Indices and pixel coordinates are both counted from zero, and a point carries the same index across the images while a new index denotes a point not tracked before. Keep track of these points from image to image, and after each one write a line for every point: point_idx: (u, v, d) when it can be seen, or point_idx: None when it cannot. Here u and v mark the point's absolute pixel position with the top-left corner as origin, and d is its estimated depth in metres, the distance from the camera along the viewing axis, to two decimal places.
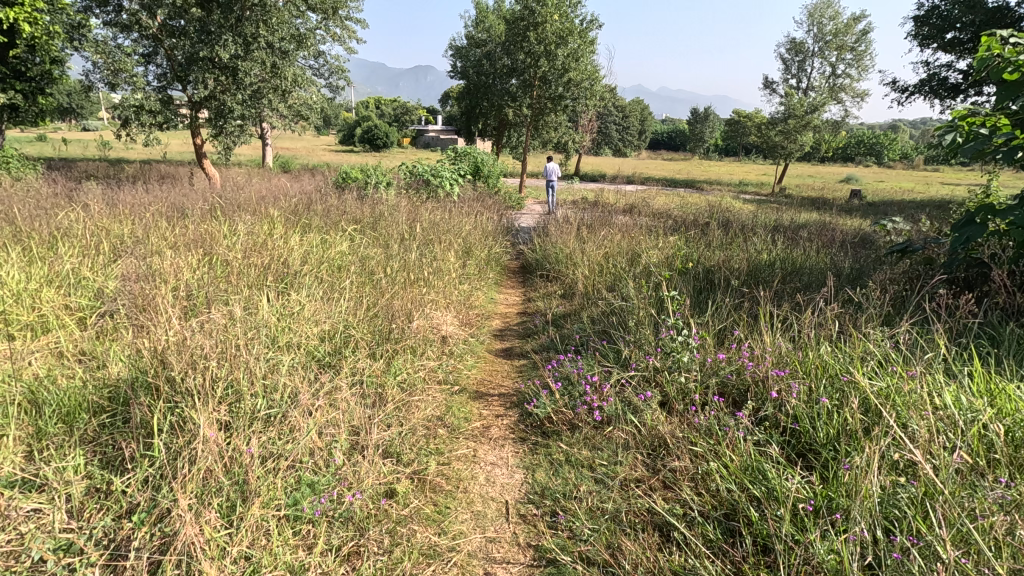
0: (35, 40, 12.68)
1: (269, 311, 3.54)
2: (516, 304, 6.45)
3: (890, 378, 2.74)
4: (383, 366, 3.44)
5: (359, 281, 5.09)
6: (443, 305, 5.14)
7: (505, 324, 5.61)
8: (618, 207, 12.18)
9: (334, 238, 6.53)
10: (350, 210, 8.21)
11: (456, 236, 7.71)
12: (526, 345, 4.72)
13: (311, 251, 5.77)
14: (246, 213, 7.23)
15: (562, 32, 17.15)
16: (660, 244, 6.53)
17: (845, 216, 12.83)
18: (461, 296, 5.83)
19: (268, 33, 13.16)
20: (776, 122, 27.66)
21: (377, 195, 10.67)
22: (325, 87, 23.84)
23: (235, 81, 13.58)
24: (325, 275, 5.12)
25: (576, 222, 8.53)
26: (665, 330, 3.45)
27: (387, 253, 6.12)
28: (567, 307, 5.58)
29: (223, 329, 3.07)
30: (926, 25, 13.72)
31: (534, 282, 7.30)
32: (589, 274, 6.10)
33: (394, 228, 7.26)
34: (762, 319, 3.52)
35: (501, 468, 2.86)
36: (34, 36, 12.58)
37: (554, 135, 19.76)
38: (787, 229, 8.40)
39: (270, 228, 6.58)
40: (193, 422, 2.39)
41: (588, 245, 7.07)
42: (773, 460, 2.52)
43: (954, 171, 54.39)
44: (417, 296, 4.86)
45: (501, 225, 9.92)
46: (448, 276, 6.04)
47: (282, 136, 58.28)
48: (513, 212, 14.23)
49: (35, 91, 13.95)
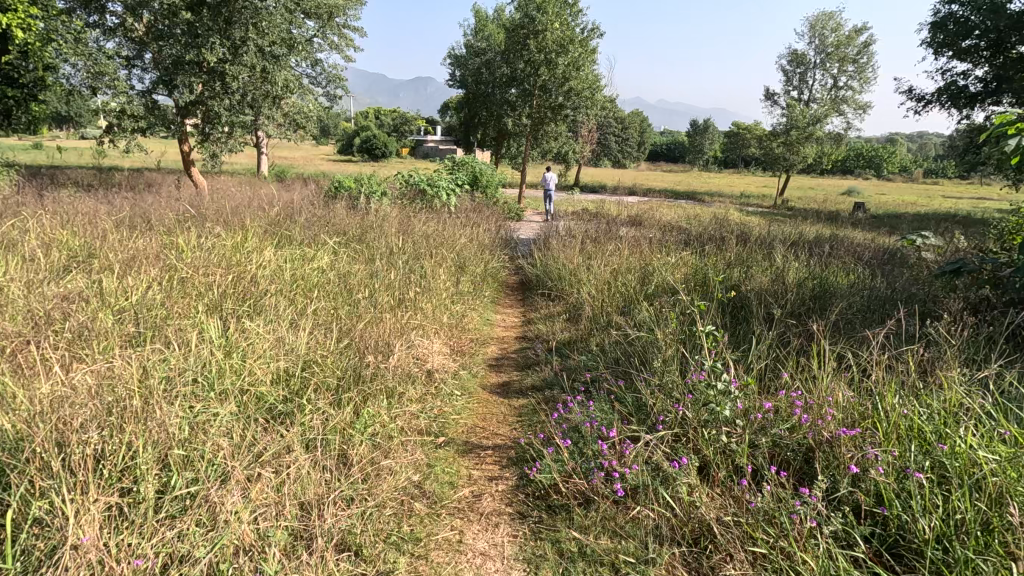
0: (30, 46, 11.94)
1: (209, 350, 2.86)
2: (514, 327, 5.80)
3: (1002, 446, 2.11)
4: (350, 416, 2.79)
5: (333, 304, 4.44)
6: (430, 330, 4.49)
7: (502, 350, 4.96)
8: (622, 219, 11.60)
9: (314, 252, 5.90)
10: (338, 221, 7.62)
11: (450, 250, 7.07)
12: (527, 380, 4.05)
13: (284, 267, 5.14)
14: (220, 224, 6.61)
15: (562, 40, 16.66)
16: (674, 261, 5.90)
17: (858, 230, 12.33)
18: (453, 319, 5.20)
19: (257, 37, 12.60)
20: (778, 134, 27.20)
21: (369, 206, 10.08)
22: (322, 95, 23.37)
23: (223, 86, 13.07)
24: (295, 296, 4.46)
25: (580, 235, 7.93)
26: (698, 373, 2.82)
27: (372, 269, 5.49)
28: (571, 332, 4.93)
29: (138, 378, 2.40)
30: (940, 31, 13.25)
31: (535, 301, 6.66)
32: (596, 295, 5.47)
33: (381, 241, 6.65)
34: (816, 360, 2.89)
35: (495, 562, 2.20)
36: (28, 42, 11.87)
37: (554, 144, 19.14)
38: (807, 244, 7.81)
39: (243, 241, 5.95)
40: (63, 520, 1.73)
41: (594, 262, 6.45)
42: (859, 567, 1.87)
43: (955, 185, 54.02)
44: (401, 323, 4.21)
45: (500, 238, 9.32)
46: (440, 296, 5.41)
47: (281, 145, 57.93)
48: (512, 223, 13.64)
49: (27, 99, 13.38)
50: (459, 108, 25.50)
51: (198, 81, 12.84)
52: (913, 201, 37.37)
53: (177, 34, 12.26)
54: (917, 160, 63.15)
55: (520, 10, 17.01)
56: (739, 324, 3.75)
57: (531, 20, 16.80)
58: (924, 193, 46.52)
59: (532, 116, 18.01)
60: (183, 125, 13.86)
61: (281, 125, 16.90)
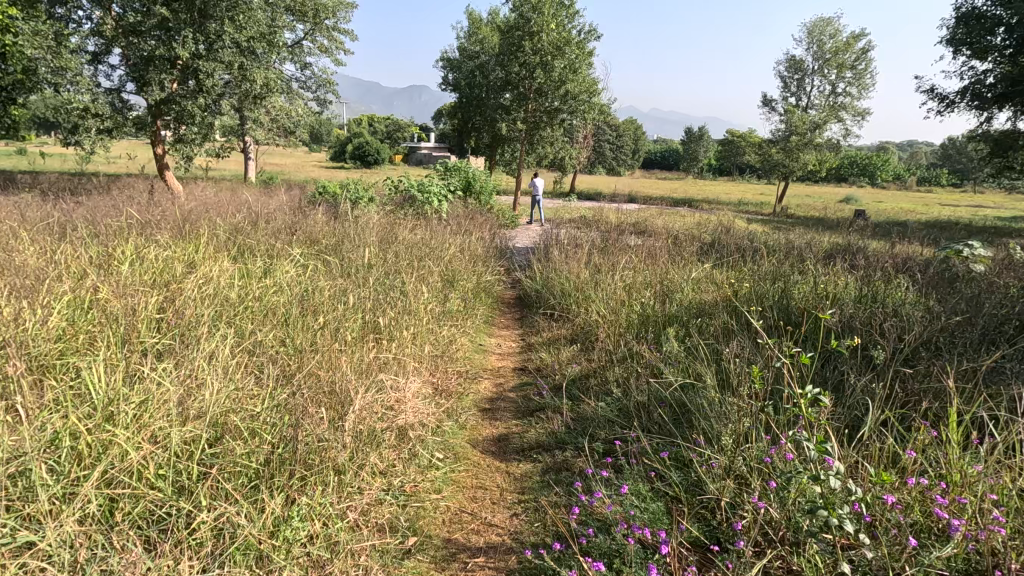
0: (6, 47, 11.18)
1: (61, 427, 1.98)
2: (512, 354, 4.88)
3: None
4: (269, 518, 1.91)
5: (284, 336, 3.54)
6: (406, 365, 3.56)
7: (498, 386, 4.08)
8: (625, 227, 10.71)
9: (273, 266, 4.99)
10: (311, 230, 6.71)
11: (437, 262, 6.20)
12: (529, 435, 3.13)
13: (232, 286, 4.23)
14: (170, 233, 5.68)
15: (558, 42, 15.92)
16: (699, 278, 5.02)
17: (874, 238, 11.52)
18: (437, 350, 4.26)
19: (234, 31, 11.66)
20: (777, 140, 26.57)
21: (352, 212, 9.18)
22: (310, 100, 22.51)
23: (198, 85, 12.20)
24: (237, 324, 3.55)
25: (585, 245, 7.08)
26: (785, 453, 1.95)
27: (340, 287, 4.57)
28: (582, 365, 4.01)
29: None
30: (964, 26, 12.49)
31: (535, 320, 5.77)
32: (609, 318, 4.60)
33: (357, 252, 5.73)
34: (950, 430, 2.03)
35: None
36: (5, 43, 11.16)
37: (550, 150, 18.28)
38: (836, 255, 6.97)
39: (191, 253, 5.02)
40: None
41: (603, 277, 5.57)
42: None
43: (949, 193, 53.70)
44: (368, 361, 3.30)
45: (495, 248, 8.42)
46: (421, 321, 4.49)
47: (272, 152, 57.19)
48: (507, 231, 12.76)
49: None
50: (452, 113, 24.70)
51: (169, 79, 11.92)
52: (900, 202, 42.99)
53: (146, 27, 11.34)
54: (911, 169, 62.82)
55: (515, 10, 16.25)
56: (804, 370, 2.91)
57: (526, 21, 16.03)
58: (920, 199, 46.35)
59: (527, 120, 17.21)
60: (156, 125, 12.93)
61: (264, 127, 16.04)
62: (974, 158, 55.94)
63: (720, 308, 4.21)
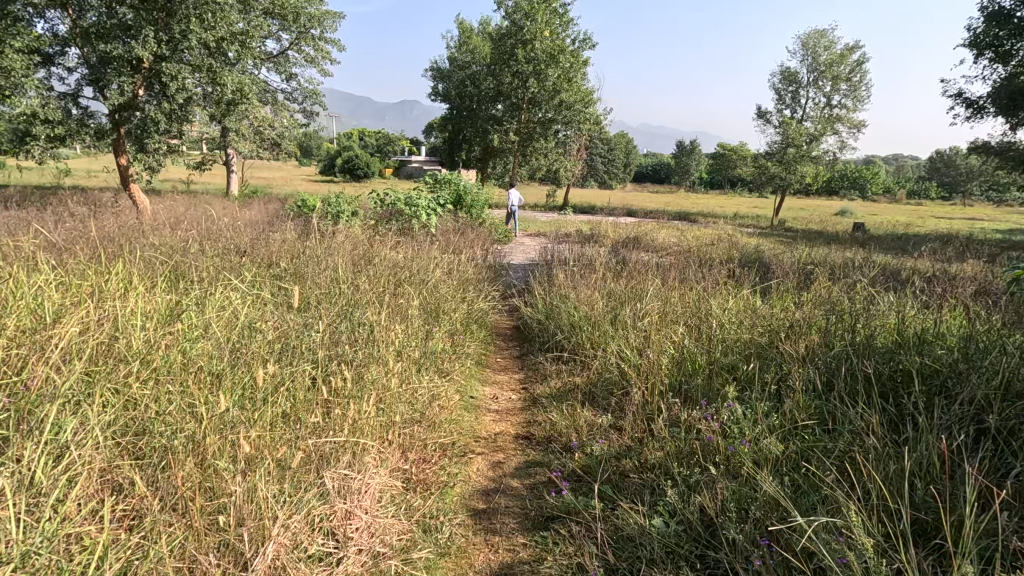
0: None
1: None
2: (512, 408, 3.87)
3: None
4: None
5: (189, 409, 2.53)
6: (365, 458, 2.52)
7: (495, 463, 3.05)
8: (629, 243, 9.70)
9: (209, 297, 3.92)
10: (271, 251, 5.63)
11: (421, 289, 5.16)
12: (546, 574, 2.10)
13: (142, 326, 3.22)
14: (88, 255, 4.58)
15: (552, 50, 14.99)
16: (744, 318, 4.03)
17: (897, 254, 10.56)
18: (413, 416, 3.20)
19: (202, 31, 10.49)
20: (774, 152, 25.83)
21: (327, 227, 8.12)
22: (295, 111, 21.49)
23: (161, 90, 11.03)
24: (129, 382, 2.58)
25: (593, 266, 6.07)
26: None
27: (291, 326, 3.52)
28: (609, 439, 3.00)
29: None
30: (994, 24, 11.58)
31: (538, 358, 4.76)
32: (637, 369, 3.60)
33: (321, 280, 4.67)
34: None
35: None
36: None
37: (544, 162, 17.30)
38: (883, 277, 5.98)
39: (106, 281, 3.94)
40: None
41: (622, 309, 4.58)
42: None
43: (940, 207, 53.26)
44: (294, 473, 2.25)
45: (488, 268, 7.39)
46: (394, 372, 3.43)
47: (259, 165, 55.78)
48: (501, 248, 11.72)
49: None
50: (442, 125, 23.73)
51: (127, 82, 10.57)
52: (895, 215, 42.88)
53: (107, 29, 10.22)
54: (902, 184, 62.62)
55: (508, 17, 15.31)
56: (970, 508, 2.00)
57: (518, 28, 15.09)
58: (913, 212, 46.03)
59: (521, 132, 16.31)
60: (117, 134, 11.75)
61: (247, 138, 15.02)
62: (963, 170, 55.97)
63: (793, 361, 3.16)
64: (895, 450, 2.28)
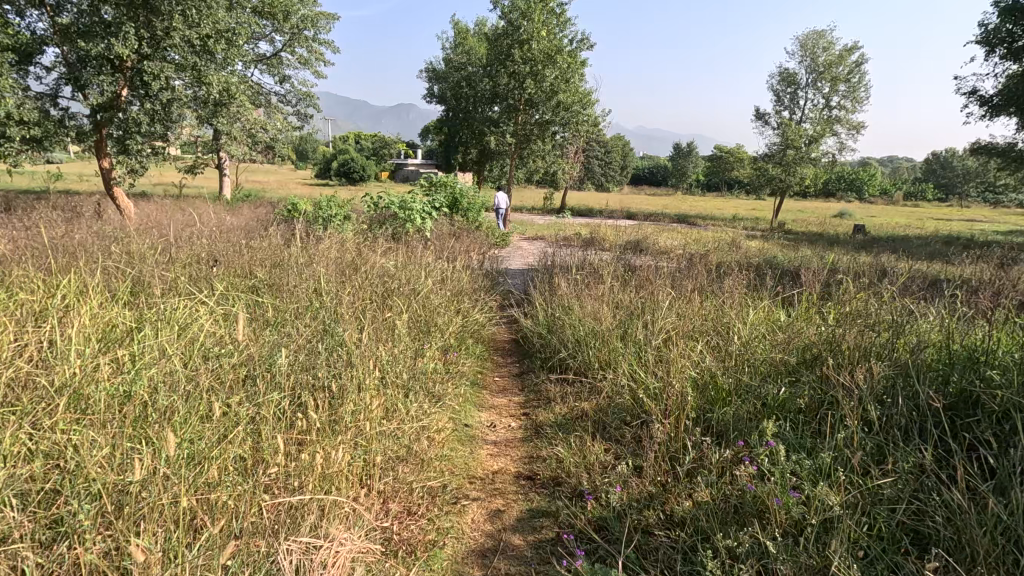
0: None
1: None
2: (512, 438, 3.42)
3: None
4: None
5: (119, 461, 2.09)
6: (333, 521, 2.07)
7: (493, 512, 2.61)
8: (633, 248, 9.26)
9: (172, 314, 3.46)
10: (250, 261, 5.16)
11: (412, 300, 4.71)
12: None
13: (84, 353, 2.77)
14: (42, 268, 4.10)
15: (550, 50, 14.58)
16: (772, 334, 3.59)
17: (908, 259, 10.11)
18: (398, 453, 2.76)
19: (186, 29, 9.99)
20: (773, 154, 25.44)
21: (316, 233, 7.64)
22: (288, 113, 21.00)
23: (143, 89, 10.49)
24: (48, 426, 2.14)
25: (598, 275, 5.62)
26: None
27: (257, 348, 3.06)
28: (627, 483, 2.56)
29: None
30: (1010, 19, 11.15)
31: (540, 379, 4.31)
32: (654, 396, 3.16)
33: (301, 292, 4.22)
34: None
35: None
36: None
37: (542, 165, 16.84)
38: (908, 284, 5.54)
39: (54, 298, 3.48)
40: None
41: (633, 324, 4.14)
42: None
43: (937, 208, 52.96)
44: (241, 547, 1.81)
45: (485, 275, 6.93)
46: (376, 403, 2.98)
47: (255, 169, 55.13)
48: (499, 252, 11.26)
49: None
50: (437, 127, 23.27)
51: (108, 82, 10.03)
52: (894, 216, 42.46)
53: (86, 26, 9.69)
54: (900, 185, 62.35)
55: (505, 17, 14.90)
56: None
57: (515, 28, 14.68)
58: (911, 214, 45.63)
59: (517, 133, 15.87)
60: (98, 136, 11.21)
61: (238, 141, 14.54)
62: (961, 171, 55.74)
63: (836, 389, 2.73)
64: (984, 511, 1.85)
